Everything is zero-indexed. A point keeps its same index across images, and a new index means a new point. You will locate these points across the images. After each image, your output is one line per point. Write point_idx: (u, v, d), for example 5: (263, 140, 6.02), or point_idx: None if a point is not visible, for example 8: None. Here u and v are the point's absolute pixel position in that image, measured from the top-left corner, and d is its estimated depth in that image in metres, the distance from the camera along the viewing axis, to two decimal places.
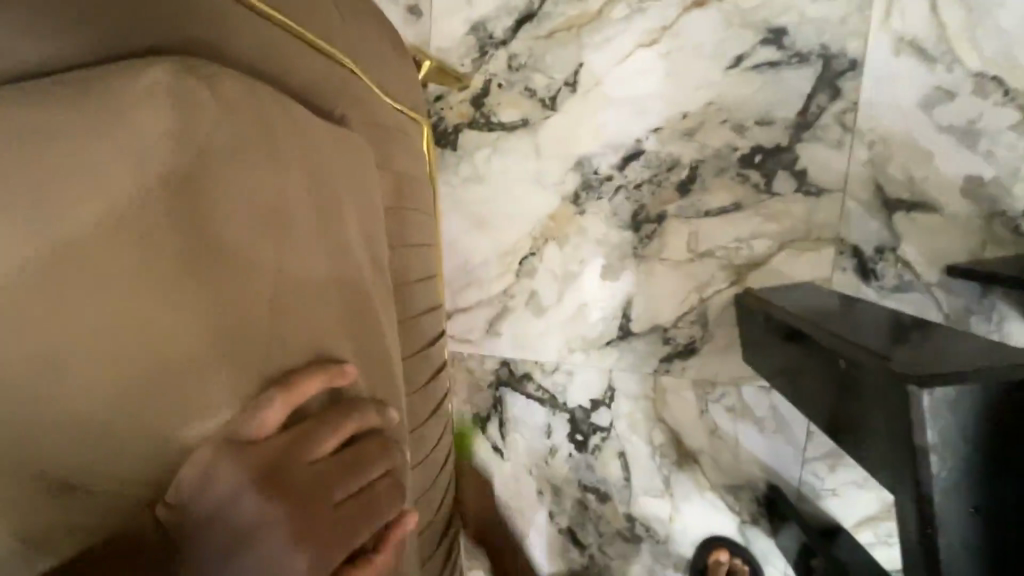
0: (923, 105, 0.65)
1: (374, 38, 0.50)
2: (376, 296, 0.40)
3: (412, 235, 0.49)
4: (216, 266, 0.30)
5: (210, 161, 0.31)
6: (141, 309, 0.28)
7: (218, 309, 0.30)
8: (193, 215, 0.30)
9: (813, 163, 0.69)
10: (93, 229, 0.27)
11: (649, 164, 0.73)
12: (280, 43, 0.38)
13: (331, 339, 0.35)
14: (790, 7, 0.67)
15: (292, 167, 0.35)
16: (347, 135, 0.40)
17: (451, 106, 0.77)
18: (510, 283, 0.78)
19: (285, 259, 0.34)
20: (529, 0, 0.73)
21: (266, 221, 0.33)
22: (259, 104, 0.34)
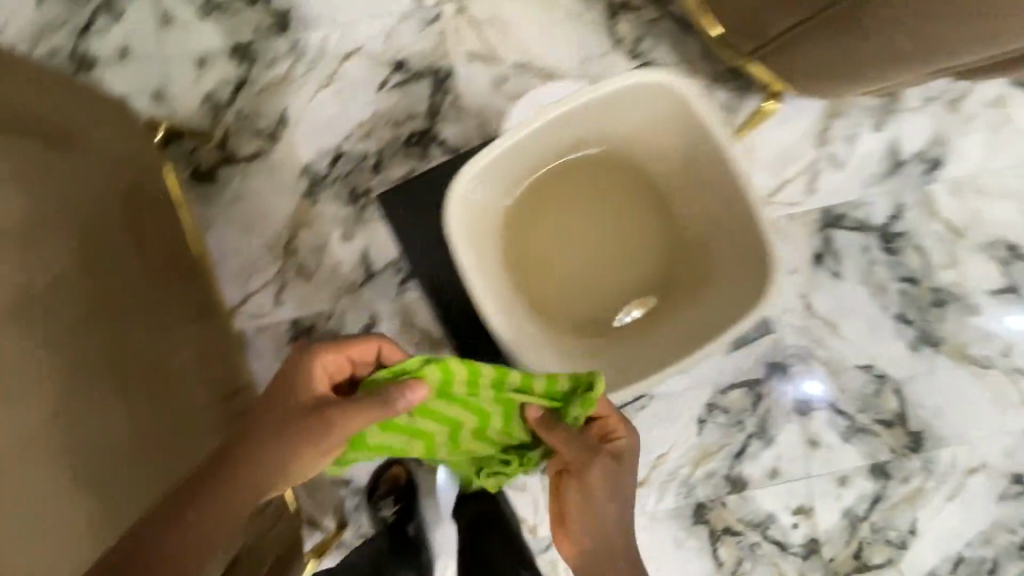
0: (494, 87, 1.10)
1: (102, 135, 0.86)
2: (162, 303, 0.85)
3: (155, 244, 0.89)
4: (107, 281, 0.75)
5: (90, 228, 0.75)
6: (86, 287, 0.72)
7: (113, 292, 0.75)
8: (92, 252, 0.74)
9: (447, 134, 1.10)
10: (68, 258, 0.70)
11: (350, 159, 1.09)
12: (69, 166, 0.76)
13: (147, 311, 0.80)
14: (403, 48, 1.09)
15: (114, 231, 0.80)
16: (123, 215, 0.83)
17: (204, 154, 1.08)
18: (281, 265, 1.09)
19: (123, 276, 0.78)
20: (240, 74, 1.08)
21: (115, 259, 0.78)
22: (89, 198, 0.77)
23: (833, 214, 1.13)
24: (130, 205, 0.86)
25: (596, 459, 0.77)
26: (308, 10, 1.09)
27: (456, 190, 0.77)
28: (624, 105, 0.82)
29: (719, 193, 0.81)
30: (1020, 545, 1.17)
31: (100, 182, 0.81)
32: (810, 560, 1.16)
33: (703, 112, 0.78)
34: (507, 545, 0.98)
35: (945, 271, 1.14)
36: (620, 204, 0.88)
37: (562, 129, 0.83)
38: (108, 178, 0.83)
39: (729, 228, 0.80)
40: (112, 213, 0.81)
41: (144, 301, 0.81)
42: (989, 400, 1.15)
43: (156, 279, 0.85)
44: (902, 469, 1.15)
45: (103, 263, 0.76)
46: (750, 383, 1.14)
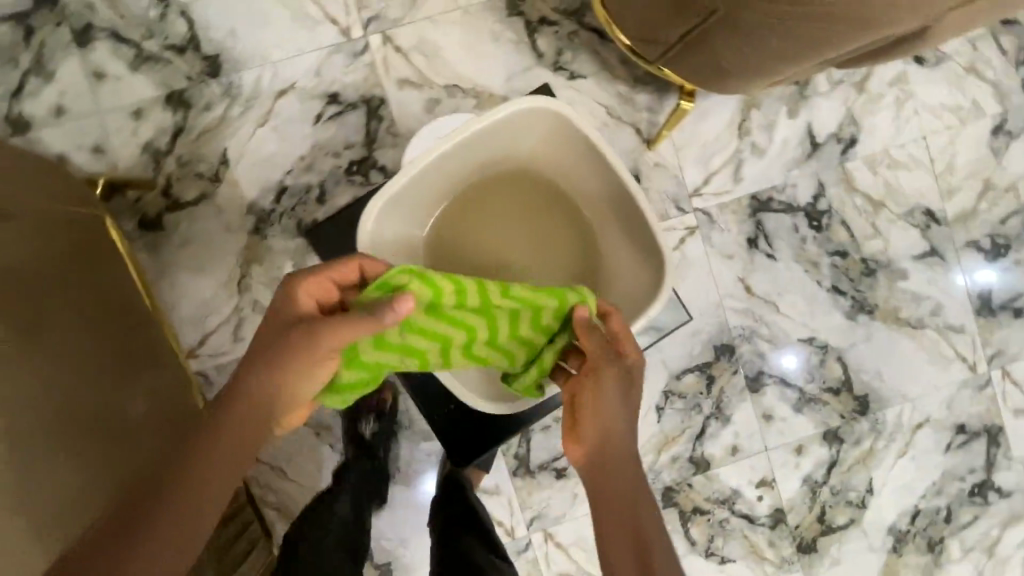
0: (426, 110, 1.15)
1: (49, 200, 0.88)
2: (122, 357, 0.88)
3: (110, 301, 0.91)
4: (68, 343, 0.78)
5: (49, 295, 0.79)
6: (49, 349, 0.75)
7: (75, 353, 0.79)
8: (51, 317, 0.78)
9: (387, 160, 1.14)
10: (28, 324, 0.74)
11: (294, 193, 1.13)
12: (25, 237, 0.79)
13: (108, 367, 0.84)
14: (334, 81, 1.13)
15: (72, 294, 0.83)
16: (78, 277, 0.86)
17: (148, 203, 1.10)
18: (236, 303, 1.11)
19: (84, 336, 0.82)
20: (176, 121, 1.11)
21: (75, 320, 0.81)
22: (46, 266, 0.80)
23: (760, 199, 1.19)
24: (76, 260, 0.87)
25: (606, 369, 0.70)
26: (238, 52, 1.12)
27: (364, 222, 0.78)
28: (522, 127, 0.84)
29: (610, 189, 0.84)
30: (970, 491, 1.24)
31: (48, 239, 0.83)
32: (777, 529, 1.21)
33: (592, 131, 0.81)
34: (482, 541, 0.92)
35: (871, 242, 1.21)
36: (525, 209, 0.90)
37: (465, 154, 0.84)
38: (61, 243, 0.86)
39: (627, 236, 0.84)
40: (68, 278, 0.84)
41: (105, 358, 0.84)
42: (925, 358, 1.22)
43: (111, 332, 0.88)
44: (852, 432, 1.21)
45: (63, 326, 0.79)
46: (702, 367, 1.19)
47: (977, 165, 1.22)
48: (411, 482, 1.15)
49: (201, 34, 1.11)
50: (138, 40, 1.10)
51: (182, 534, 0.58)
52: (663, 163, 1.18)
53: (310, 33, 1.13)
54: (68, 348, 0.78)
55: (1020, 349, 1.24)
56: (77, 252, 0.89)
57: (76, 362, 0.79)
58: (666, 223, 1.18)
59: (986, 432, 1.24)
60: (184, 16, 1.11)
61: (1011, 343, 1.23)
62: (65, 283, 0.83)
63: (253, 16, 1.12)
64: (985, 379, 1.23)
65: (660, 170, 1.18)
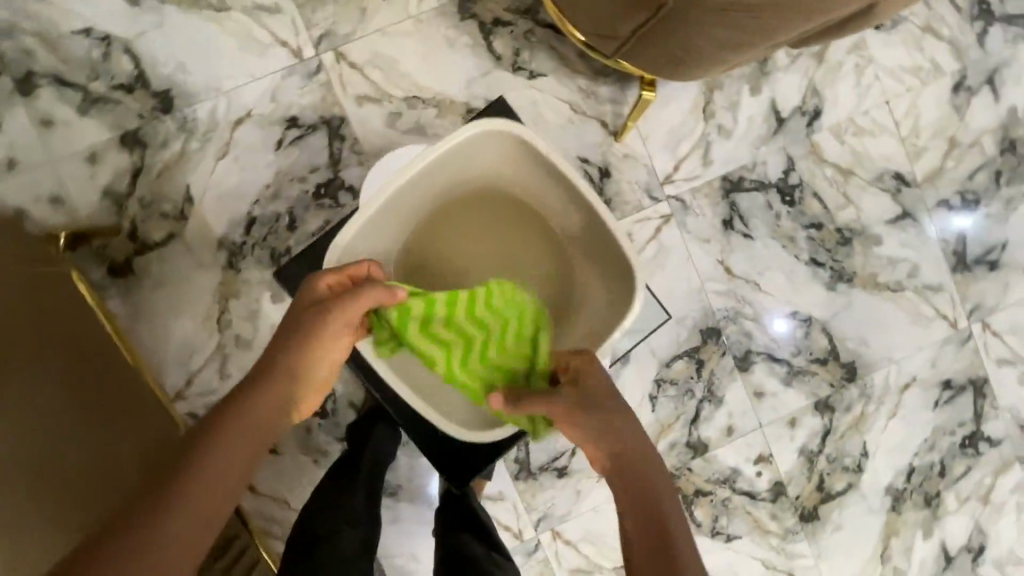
0: (388, 124, 1.13)
1: (15, 260, 0.86)
2: (113, 408, 0.89)
3: (89, 355, 0.91)
4: (60, 404, 0.79)
5: (37, 359, 0.79)
6: (41, 412, 0.76)
7: (68, 412, 0.80)
8: (43, 381, 0.78)
9: (354, 179, 1.12)
10: (21, 391, 0.74)
11: (263, 223, 1.11)
12: (5, 305, 0.78)
13: (101, 421, 0.85)
14: (291, 104, 1.11)
15: (56, 355, 0.83)
16: (57, 336, 0.86)
17: (115, 248, 1.08)
18: (217, 340, 1.10)
19: (74, 394, 0.82)
20: (134, 162, 1.08)
21: (64, 380, 0.82)
22: (29, 330, 0.80)
23: (732, 179, 1.20)
24: (49, 320, 0.86)
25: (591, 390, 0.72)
26: (188, 85, 1.09)
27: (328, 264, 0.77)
28: (479, 149, 0.84)
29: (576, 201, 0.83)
30: (961, 444, 1.27)
31: (19, 302, 0.81)
32: (778, 502, 1.23)
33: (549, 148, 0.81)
34: (480, 538, 0.92)
35: (843, 211, 1.21)
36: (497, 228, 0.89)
37: (422, 183, 0.83)
38: (37, 304, 0.85)
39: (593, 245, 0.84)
40: (49, 338, 0.84)
41: (97, 414, 0.85)
42: (907, 320, 1.24)
43: (99, 385, 0.89)
44: (843, 399, 1.23)
45: (53, 389, 0.79)
46: (690, 353, 1.20)
47: (941, 124, 1.23)
48: (415, 497, 1.16)
49: (148, 70, 1.08)
50: (84, 83, 1.07)
51: (201, 521, 0.56)
52: (632, 154, 1.18)
53: (260, 58, 1.10)
54: (61, 409, 0.79)
55: (998, 300, 1.26)
56: (51, 311, 0.88)
57: (69, 421, 0.79)
58: (641, 213, 1.18)
59: (971, 385, 1.26)
60: (128, 53, 1.08)
61: (989, 296, 1.26)
62: (43, 345, 0.82)
63: (200, 46, 1.09)
64: (967, 334, 1.26)
65: (630, 160, 1.18)
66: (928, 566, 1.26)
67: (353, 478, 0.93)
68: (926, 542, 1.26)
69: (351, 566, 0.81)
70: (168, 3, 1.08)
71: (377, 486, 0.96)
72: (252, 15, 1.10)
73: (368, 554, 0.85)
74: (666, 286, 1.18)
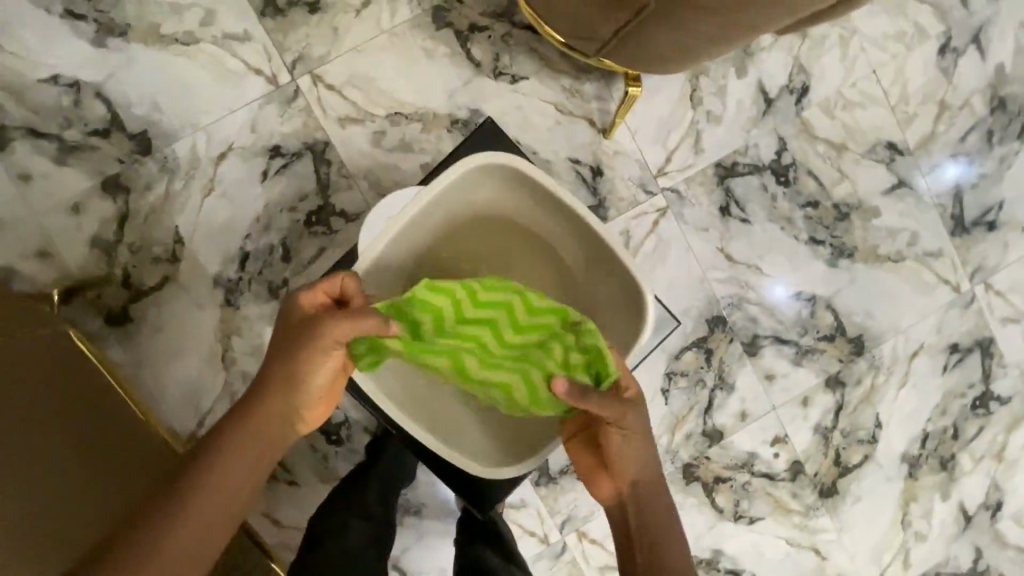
0: (374, 144, 1.11)
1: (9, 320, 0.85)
2: (122, 460, 0.88)
3: (93, 410, 0.90)
4: (71, 461, 0.79)
5: (47, 420, 0.78)
6: (56, 463, 0.76)
7: (79, 468, 0.79)
8: (54, 441, 0.77)
9: (344, 203, 1.10)
10: (37, 446, 0.74)
11: (258, 256, 1.09)
12: (14, 368, 0.77)
13: (113, 474, 0.85)
14: (272, 133, 1.09)
15: (64, 413, 0.82)
16: (62, 393, 0.85)
17: (110, 297, 1.06)
18: (224, 379, 1.08)
19: (82, 451, 0.82)
20: (119, 207, 1.06)
21: (74, 438, 0.81)
22: (36, 392, 0.79)
23: (724, 166, 1.19)
24: (52, 383, 0.84)
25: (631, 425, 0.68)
26: (166, 123, 1.07)
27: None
28: (473, 186, 0.83)
29: (573, 227, 0.84)
30: (972, 405, 1.28)
31: (24, 371, 0.80)
32: (798, 481, 1.24)
33: (544, 177, 0.81)
34: (499, 553, 0.92)
35: (838, 186, 1.22)
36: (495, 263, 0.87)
37: (421, 223, 0.83)
38: (39, 363, 0.84)
39: (597, 265, 0.85)
40: (55, 397, 0.83)
41: (108, 469, 0.84)
42: (910, 288, 1.24)
43: (105, 439, 0.88)
44: (853, 374, 1.24)
45: (65, 448, 0.78)
46: (699, 343, 1.20)
47: (929, 89, 1.23)
48: (439, 514, 1.16)
49: (123, 112, 1.06)
50: (58, 132, 1.04)
51: (198, 526, 0.61)
52: (622, 149, 1.17)
53: (236, 88, 1.08)
54: (73, 466, 0.78)
55: (999, 260, 1.26)
56: (53, 368, 0.86)
57: (81, 476, 0.79)
58: (637, 209, 1.17)
59: (978, 347, 1.27)
60: (100, 97, 1.05)
61: (989, 257, 1.26)
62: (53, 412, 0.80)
63: (173, 83, 1.07)
64: (970, 296, 1.26)
65: (620, 157, 1.17)
66: (949, 528, 1.28)
67: (366, 478, 0.97)
68: (945, 504, 1.28)
69: (356, 556, 0.83)
70: (135, 41, 1.06)
71: (392, 494, 0.99)
72: (223, 46, 1.08)
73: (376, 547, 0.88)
74: (668, 279, 1.18)
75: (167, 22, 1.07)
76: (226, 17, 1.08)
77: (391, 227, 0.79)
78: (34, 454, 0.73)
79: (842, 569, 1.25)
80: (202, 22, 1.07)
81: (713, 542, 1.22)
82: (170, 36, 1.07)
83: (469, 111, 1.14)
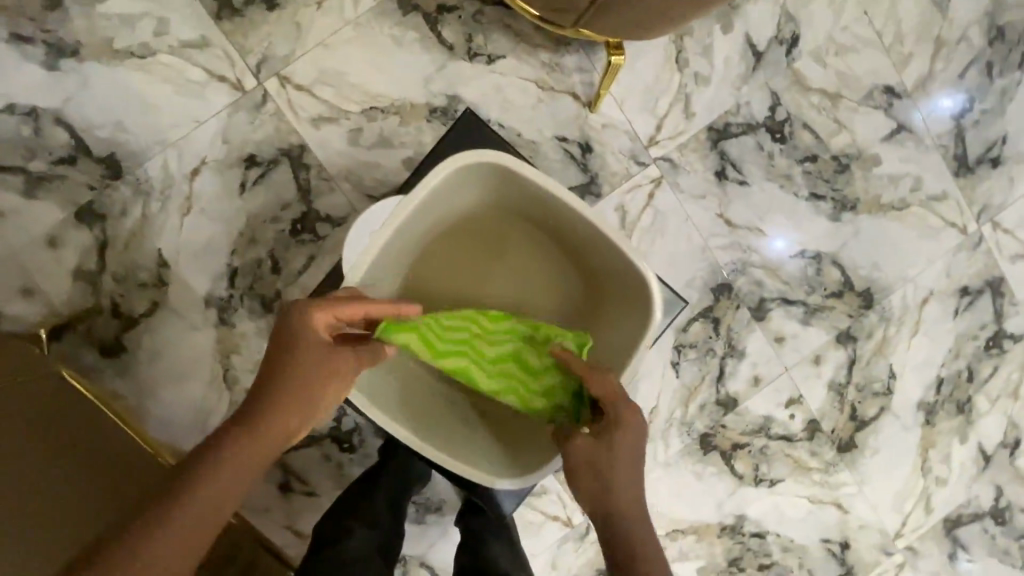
0: (352, 143, 1.07)
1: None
2: (127, 483, 0.83)
3: (88, 440, 0.85)
4: (65, 491, 0.74)
5: (36, 454, 0.73)
6: (49, 487, 0.72)
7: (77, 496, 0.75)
8: (46, 475, 0.73)
9: (329, 208, 1.07)
10: (29, 470, 0.70)
11: (246, 271, 1.05)
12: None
13: (119, 496, 0.80)
14: (245, 142, 1.04)
15: (55, 446, 0.78)
16: (50, 426, 0.80)
17: (100, 329, 1.03)
18: (229, 400, 1.05)
19: (79, 482, 0.77)
20: (96, 236, 1.02)
21: (67, 470, 0.76)
22: (20, 426, 0.74)
23: (717, 128, 1.15)
24: (45, 425, 0.79)
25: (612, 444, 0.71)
26: (133, 143, 1.02)
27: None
28: (455, 184, 0.84)
29: (560, 215, 0.86)
30: (986, 346, 1.26)
31: (14, 412, 0.75)
32: (815, 439, 1.23)
33: (529, 170, 0.82)
34: (509, 555, 0.90)
35: (836, 137, 1.18)
36: (483, 253, 0.92)
37: (409, 230, 0.84)
38: (21, 399, 0.79)
39: (589, 253, 0.88)
40: (42, 429, 0.78)
41: (113, 493, 0.79)
42: (916, 235, 1.21)
43: (104, 466, 0.83)
44: (863, 327, 1.22)
45: (58, 481, 0.74)
46: (705, 313, 1.17)
47: (920, 26, 1.18)
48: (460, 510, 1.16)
49: (87, 136, 1.01)
50: (23, 164, 1.00)
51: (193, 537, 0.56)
52: (610, 122, 1.13)
53: (201, 99, 1.03)
54: (67, 495, 0.73)
55: (1005, 197, 1.23)
56: (37, 403, 0.82)
57: (78, 505, 0.74)
58: (630, 181, 1.13)
59: (989, 287, 1.25)
60: (61, 122, 1.00)
61: (995, 194, 1.23)
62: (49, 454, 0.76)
63: (136, 99, 1.02)
64: (978, 237, 1.23)
65: (609, 129, 1.13)
66: (969, 469, 1.28)
67: (376, 482, 0.97)
68: (963, 447, 1.28)
69: (350, 564, 0.83)
70: (89, 60, 1.01)
71: (405, 497, 0.99)
72: (182, 55, 1.03)
73: (380, 553, 0.87)
74: (669, 251, 1.15)
75: (120, 36, 1.02)
76: (182, 24, 1.03)
77: (378, 238, 0.79)
78: (25, 478, 0.69)
79: (866, 521, 1.25)
80: (157, 33, 1.02)
81: (735, 508, 1.21)
82: (125, 51, 1.02)
83: (447, 98, 1.09)
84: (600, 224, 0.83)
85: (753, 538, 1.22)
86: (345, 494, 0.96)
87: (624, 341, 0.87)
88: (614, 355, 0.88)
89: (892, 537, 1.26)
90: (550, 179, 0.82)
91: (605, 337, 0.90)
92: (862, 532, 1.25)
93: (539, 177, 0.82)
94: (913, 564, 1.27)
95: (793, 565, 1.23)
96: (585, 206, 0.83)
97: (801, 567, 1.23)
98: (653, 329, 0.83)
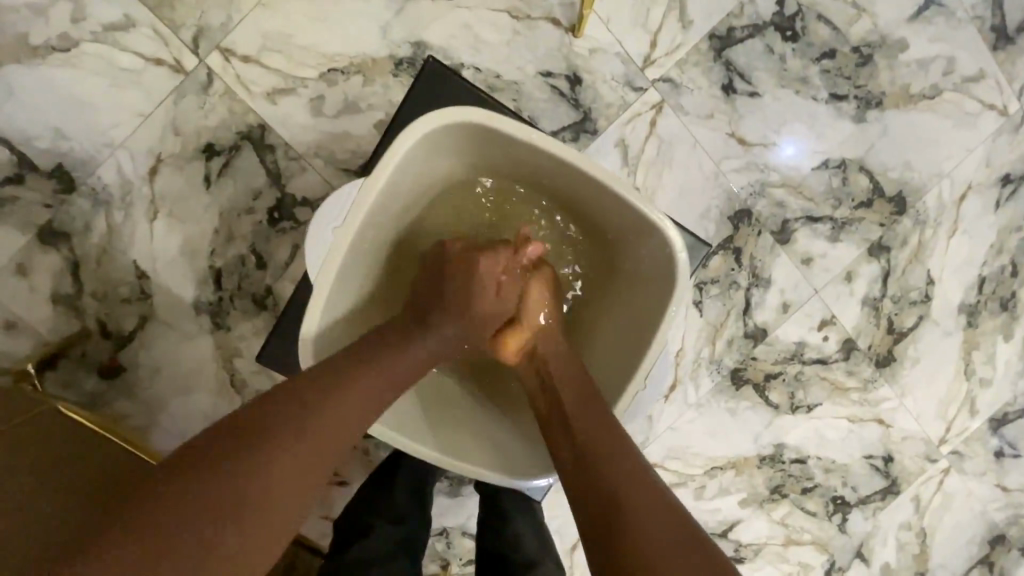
0: (317, 113, 0.97)
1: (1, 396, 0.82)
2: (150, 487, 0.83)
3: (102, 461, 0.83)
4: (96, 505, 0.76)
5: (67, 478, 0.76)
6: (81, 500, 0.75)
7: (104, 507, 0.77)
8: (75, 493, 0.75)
9: (305, 189, 0.98)
10: (64, 489, 0.75)
11: (229, 270, 0.98)
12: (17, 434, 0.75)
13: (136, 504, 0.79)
14: (200, 131, 0.95)
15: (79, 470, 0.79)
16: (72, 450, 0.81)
17: (93, 352, 0.97)
18: (241, 405, 1.00)
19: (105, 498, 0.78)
20: (66, 255, 0.95)
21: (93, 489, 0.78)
22: (45, 453, 0.77)
23: (720, 34, 1.03)
24: (69, 468, 0.78)
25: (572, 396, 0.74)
26: (79, 149, 0.93)
27: (305, 351, 0.72)
28: (435, 144, 0.76)
29: (561, 175, 0.77)
30: None
31: (35, 442, 0.77)
32: (852, 358, 1.17)
33: (520, 127, 0.73)
34: (535, 532, 0.87)
35: (855, 25, 1.06)
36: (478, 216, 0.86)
37: (385, 205, 0.76)
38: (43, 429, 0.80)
39: (599, 211, 0.80)
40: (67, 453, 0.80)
41: None
42: (951, 125, 1.10)
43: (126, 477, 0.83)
44: (897, 235, 1.13)
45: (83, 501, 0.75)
46: (725, 244, 1.09)
47: None
48: None
49: (28, 151, 0.93)
50: None
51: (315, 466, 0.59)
52: (597, 46, 1.00)
53: (141, 89, 0.93)
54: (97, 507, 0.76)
55: None
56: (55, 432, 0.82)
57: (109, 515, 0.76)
58: (629, 111, 1.02)
59: None
60: None
61: None
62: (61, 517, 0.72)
63: (72, 101, 0.92)
64: (1020, 117, 1.11)
65: (597, 55, 1.01)
66: (1014, 367, 1.22)
67: (394, 475, 0.93)
68: (1008, 345, 1.21)
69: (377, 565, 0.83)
70: (10, 64, 0.91)
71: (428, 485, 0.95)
72: (112, 42, 0.92)
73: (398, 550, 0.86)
74: (680, 183, 1.05)
75: (36, 30, 0.91)
76: (102, 7, 0.92)
77: (350, 222, 0.71)
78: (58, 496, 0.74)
79: (909, 432, 1.21)
80: (75, 20, 0.91)
81: (774, 438, 1.18)
82: (45, 47, 0.91)
83: (412, 45, 0.97)
84: (606, 180, 0.74)
85: (794, 464, 1.19)
86: (368, 483, 0.93)
87: (642, 308, 0.81)
88: (633, 323, 0.81)
89: (937, 444, 1.22)
90: (539, 135, 0.73)
91: (622, 304, 0.84)
92: (906, 443, 1.21)
93: (522, 133, 0.73)
94: (960, 468, 1.24)
95: (836, 484, 1.21)
96: (585, 162, 0.74)
97: (845, 485, 1.21)
98: (677, 292, 0.76)
